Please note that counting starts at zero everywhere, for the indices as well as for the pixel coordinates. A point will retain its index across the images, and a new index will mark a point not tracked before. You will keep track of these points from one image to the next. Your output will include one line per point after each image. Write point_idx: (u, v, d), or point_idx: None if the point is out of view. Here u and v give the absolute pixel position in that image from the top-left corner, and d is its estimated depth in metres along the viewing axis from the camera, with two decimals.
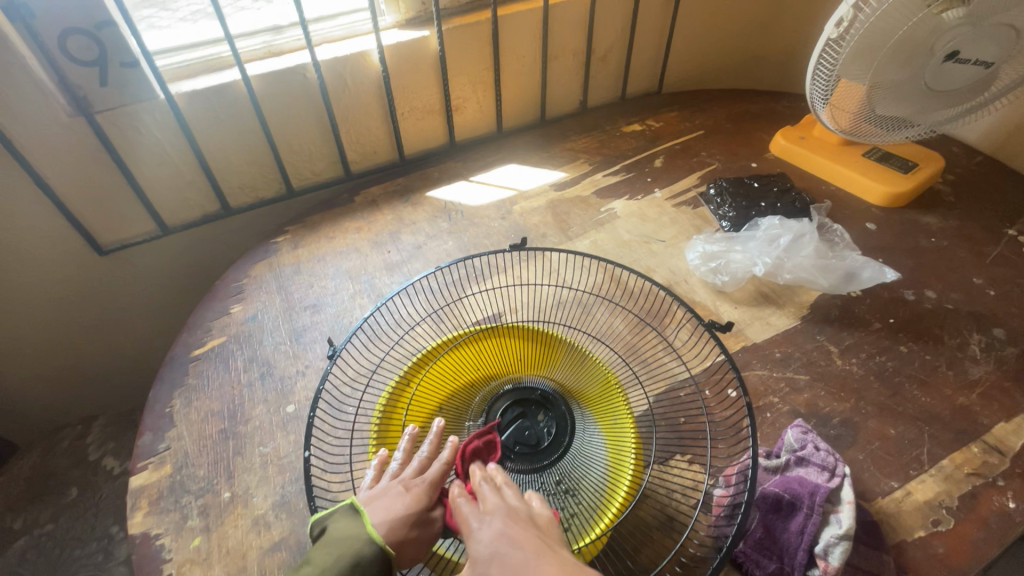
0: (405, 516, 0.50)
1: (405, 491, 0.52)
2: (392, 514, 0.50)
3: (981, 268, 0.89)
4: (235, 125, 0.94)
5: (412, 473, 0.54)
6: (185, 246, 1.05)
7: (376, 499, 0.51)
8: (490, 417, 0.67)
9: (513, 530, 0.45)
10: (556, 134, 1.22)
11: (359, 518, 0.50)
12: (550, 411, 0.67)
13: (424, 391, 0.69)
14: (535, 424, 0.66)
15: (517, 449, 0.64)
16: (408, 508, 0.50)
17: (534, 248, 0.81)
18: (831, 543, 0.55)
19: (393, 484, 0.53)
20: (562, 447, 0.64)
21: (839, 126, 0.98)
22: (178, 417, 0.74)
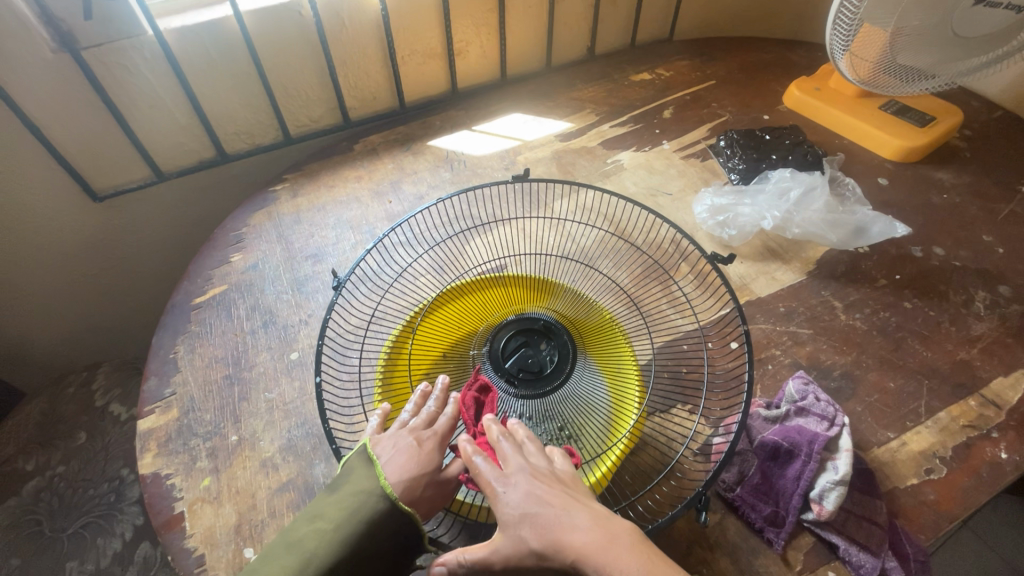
0: (421, 473, 0.51)
1: (419, 445, 0.53)
2: (408, 471, 0.50)
3: (992, 225, 0.88)
4: (228, 66, 0.90)
5: (422, 427, 0.55)
6: (182, 194, 1.03)
7: (389, 452, 0.52)
8: (494, 345, 0.68)
9: (541, 489, 0.46)
10: (562, 82, 1.18)
11: (372, 473, 0.50)
12: (553, 340, 0.68)
13: (430, 327, 0.70)
14: (537, 351, 0.67)
15: (521, 376, 0.65)
16: (422, 464, 0.51)
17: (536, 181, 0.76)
18: (826, 489, 0.57)
19: (405, 436, 0.53)
20: (565, 373, 0.66)
21: (858, 76, 0.94)
22: (183, 363, 0.75)
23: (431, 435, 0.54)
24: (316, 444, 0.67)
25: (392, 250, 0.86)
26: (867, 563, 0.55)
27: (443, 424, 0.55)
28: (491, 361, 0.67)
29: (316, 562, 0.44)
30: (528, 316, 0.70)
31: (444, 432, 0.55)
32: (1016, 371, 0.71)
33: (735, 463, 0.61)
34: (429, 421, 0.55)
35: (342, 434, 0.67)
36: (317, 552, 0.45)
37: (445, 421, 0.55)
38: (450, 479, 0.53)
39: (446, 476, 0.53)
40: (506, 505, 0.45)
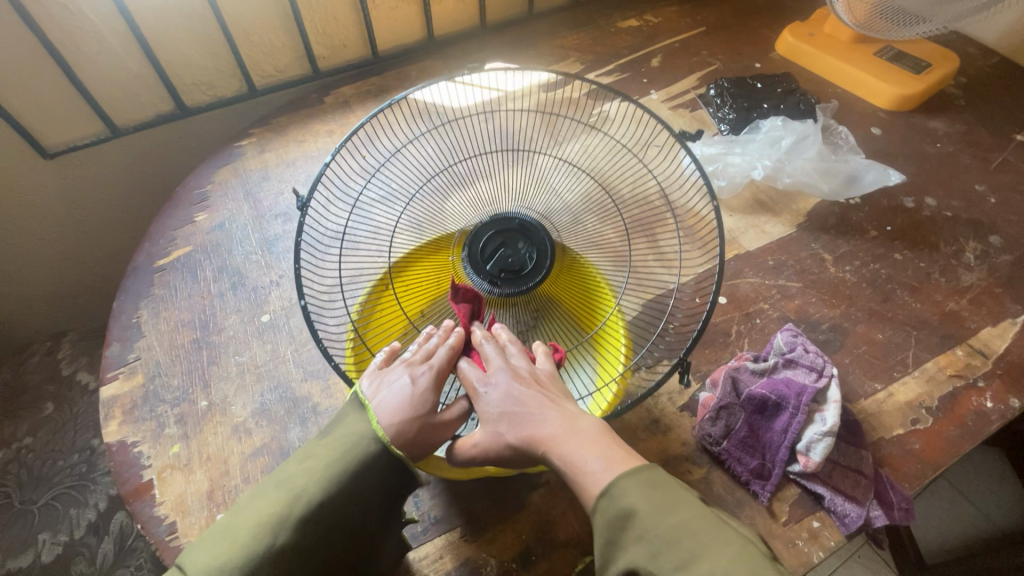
0: (414, 413, 0.48)
1: (414, 382, 0.50)
2: (400, 410, 0.48)
3: (984, 175, 0.85)
4: (183, 9, 0.83)
5: (420, 363, 0.52)
6: (141, 151, 0.96)
7: (383, 390, 0.50)
8: (472, 249, 0.66)
9: (520, 391, 0.49)
10: (545, 29, 1.11)
11: (364, 416, 0.49)
12: (530, 239, 0.66)
13: (406, 277, 0.69)
14: (516, 250, 0.65)
15: (502, 276, 0.64)
16: (416, 401, 0.49)
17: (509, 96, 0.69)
18: (814, 440, 0.56)
19: (401, 374, 0.51)
20: (545, 269, 0.65)
21: (855, 19, 0.91)
22: (147, 327, 0.71)
23: (427, 370, 0.51)
24: (291, 408, 0.64)
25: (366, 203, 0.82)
26: (852, 512, 0.54)
27: (440, 358, 0.52)
28: (471, 264, 0.65)
29: (305, 498, 0.44)
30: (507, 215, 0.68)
31: (441, 368, 0.52)
32: (1004, 321, 0.70)
33: (721, 417, 0.59)
34: (426, 356, 0.53)
35: (318, 398, 0.65)
36: (306, 488, 0.44)
37: (443, 355, 0.53)
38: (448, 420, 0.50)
39: (442, 417, 0.50)
40: (487, 403, 0.49)
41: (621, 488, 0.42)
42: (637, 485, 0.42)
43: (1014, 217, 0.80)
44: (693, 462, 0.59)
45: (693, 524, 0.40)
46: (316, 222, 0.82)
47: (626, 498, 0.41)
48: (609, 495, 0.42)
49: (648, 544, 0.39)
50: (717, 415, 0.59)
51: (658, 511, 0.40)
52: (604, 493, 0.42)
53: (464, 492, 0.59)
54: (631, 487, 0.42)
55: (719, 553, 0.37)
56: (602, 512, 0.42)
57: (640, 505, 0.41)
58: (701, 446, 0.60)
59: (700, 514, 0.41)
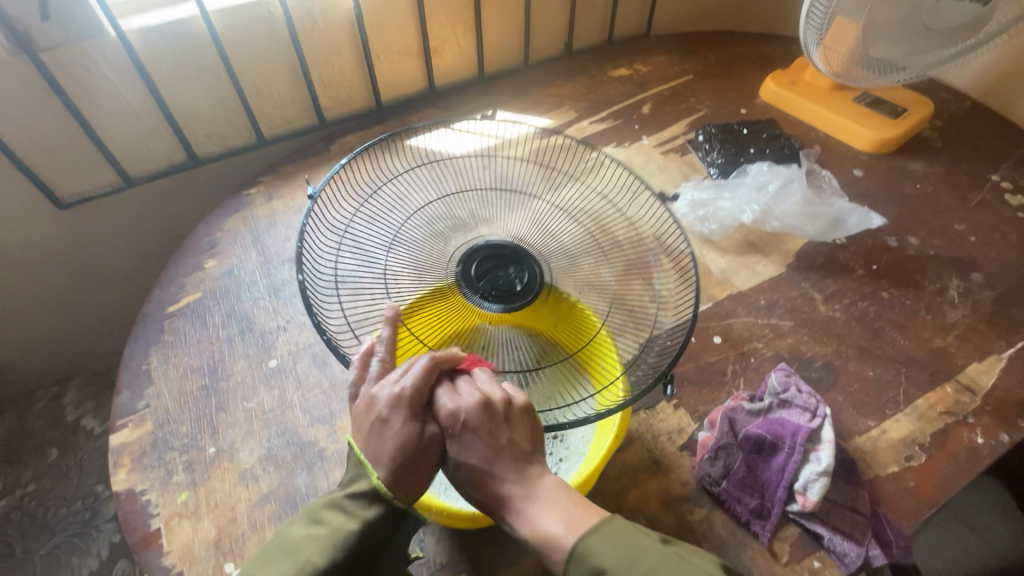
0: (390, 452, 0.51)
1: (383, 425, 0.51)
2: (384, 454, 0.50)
3: (963, 214, 0.89)
4: (198, 68, 0.88)
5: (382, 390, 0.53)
6: (153, 200, 1.00)
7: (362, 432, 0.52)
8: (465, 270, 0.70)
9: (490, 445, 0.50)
10: (540, 79, 1.17)
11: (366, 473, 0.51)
12: (521, 265, 0.71)
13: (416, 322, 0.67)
14: (507, 274, 0.70)
15: (494, 295, 0.68)
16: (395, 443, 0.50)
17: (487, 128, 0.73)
18: (810, 480, 0.57)
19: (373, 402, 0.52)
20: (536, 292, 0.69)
21: (831, 69, 0.94)
22: (157, 374, 0.72)
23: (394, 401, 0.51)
24: (298, 454, 0.65)
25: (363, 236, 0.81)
26: (851, 551, 0.55)
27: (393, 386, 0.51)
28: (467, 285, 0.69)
29: (311, 566, 0.46)
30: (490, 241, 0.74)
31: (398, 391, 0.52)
32: (989, 357, 0.72)
33: (720, 457, 0.61)
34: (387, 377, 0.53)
35: (325, 442, 0.66)
36: (313, 556, 0.46)
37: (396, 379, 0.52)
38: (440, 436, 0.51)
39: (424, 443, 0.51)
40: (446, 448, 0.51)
41: (586, 549, 0.45)
42: (602, 539, 0.45)
43: (993, 255, 0.84)
44: (693, 504, 0.60)
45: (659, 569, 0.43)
46: (314, 258, 0.81)
47: (593, 557, 0.45)
48: (576, 557, 0.45)
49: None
50: (716, 456, 0.61)
51: (624, 564, 0.44)
52: (570, 556, 0.45)
53: (468, 538, 0.59)
54: (596, 544, 0.45)
55: None
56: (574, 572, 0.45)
57: (607, 561, 0.44)
58: (700, 487, 0.61)
59: (662, 556, 0.45)
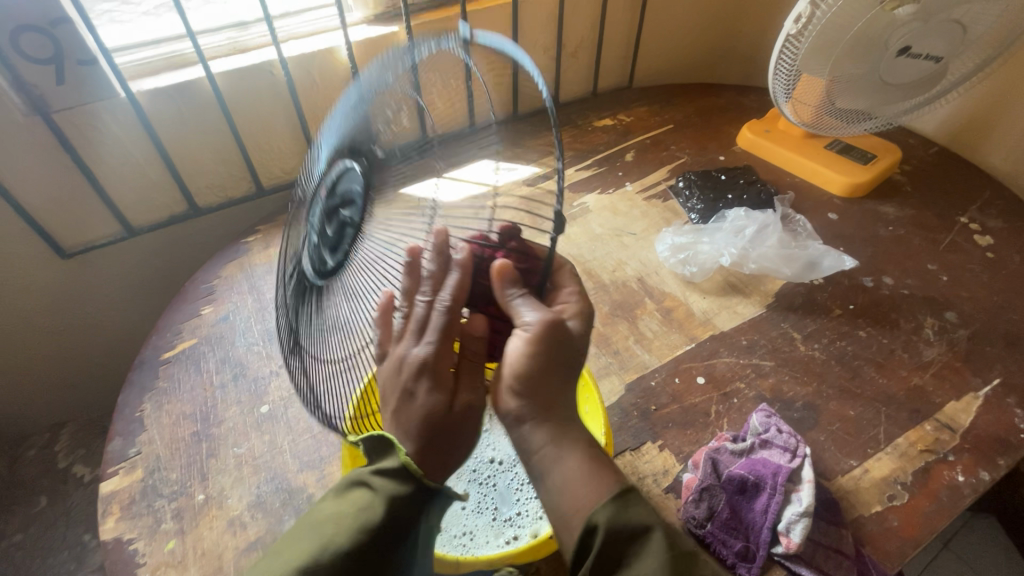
0: (419, 402, 0.49)
1: (413, 384, 0.50)
2: (408, 422, 0.50)
3: (935, 255, 0.93)
4: (202, 125, 0.93)
5: (413, 336, 0.52)
6: (153, 247, 1.03)
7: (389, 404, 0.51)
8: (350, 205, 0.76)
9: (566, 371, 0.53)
10: (529, 129, 1.23)
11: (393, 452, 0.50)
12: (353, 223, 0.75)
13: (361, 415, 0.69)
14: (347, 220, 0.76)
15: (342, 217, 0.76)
16: (422, 408, 0.49)
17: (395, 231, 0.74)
18: (792, 521, 0.58)
19: (403, 356, 0.51)
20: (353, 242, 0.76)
21: (801, 119, 1.00)
22: (149, 421, 0.73)
23: (420, 360, 0.50)
24: (287, 500, 0.66)
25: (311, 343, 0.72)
26: None
27: (436, 330, 0.50)
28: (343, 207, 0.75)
29: (333, 545, 0.45)
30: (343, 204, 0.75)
31: (441, 338, 0.50)
32: (967, 395, 0.74)
33: (704, 498, 0.61)
34: (421, 329, 0.51)
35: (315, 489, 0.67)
36: (335, 534, 0.46)
37: (434, 322, 0.50)
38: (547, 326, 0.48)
39: (457, 404, 0.50)
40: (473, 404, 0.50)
41: (637, 500, 0.45)
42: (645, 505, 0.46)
43: (966, 294, 0.87)
44: None
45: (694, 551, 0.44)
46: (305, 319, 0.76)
47: (639, 514, 0.45)
48: (623, 506, 0.45)
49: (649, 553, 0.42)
50: (700, 498, 0.61)
51: (666, 529, 0.44)
52: (614, 503, 0.45)
53: None
54: (641, 504, 0.45)
55: None
56: (619, 522, 0.44)
57: (654, 523, 0.44)
58: (685, 529, 0.61)
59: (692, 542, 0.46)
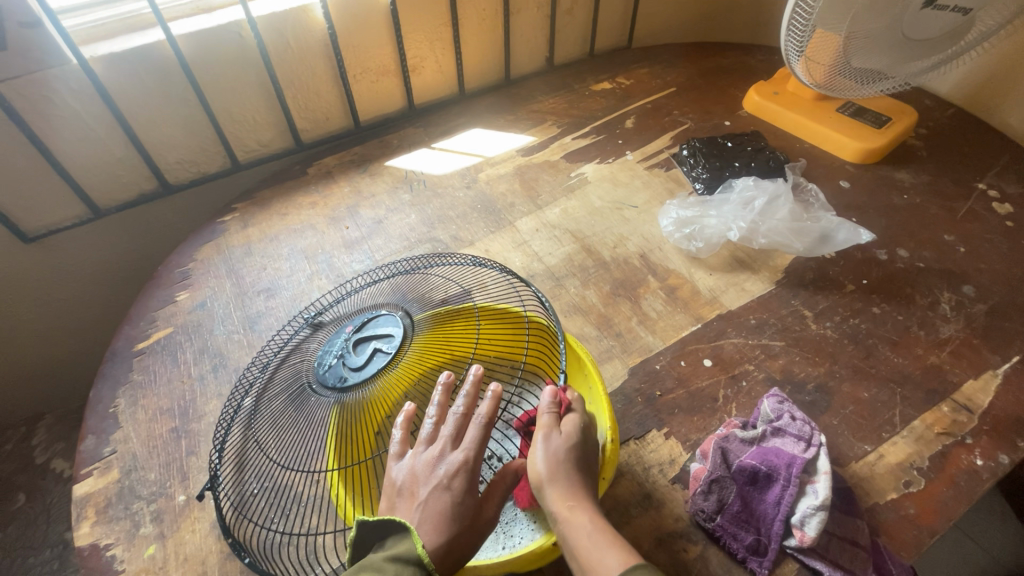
0: (453, 500, 0.47)
1: (447, 484, 0.48)
2: (431, 520, 0.46)
3: (951, 225, 0.88)
4: (166, 94, 0.85)
5: (446, 443, 0.50)
6: (121, 231, 0.96)
7: (410, 495, 0.48)
8: (368, 335, 0.57)
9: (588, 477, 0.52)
10: (521, 95, 1.16)
11: (408, 540, 0.45)
12: (383, 341, 0.56)
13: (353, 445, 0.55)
14: (368, 343, 0.56)
15: (375, 343, 0.56)
16: (452, 507, 0.47)
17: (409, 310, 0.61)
18: (807, 514, 0.55)
19: (433, 465, 0.49)
20: (370, 339, 0.56)
21: (814, 80, 0.93)
22: (124, 417, 0.69)
23: (454, 468, 0.48)
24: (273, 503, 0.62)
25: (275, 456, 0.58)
26: None
27: (473, 439, 0.49)
28: (371, 335, 0.56)
29: None
30: (385, 329, 0.57)
31: (479, 448, 0.50)
32: (985, 374, 0.70)
33: (713, 490, 0.58)
34: (457, 438, 0.50)
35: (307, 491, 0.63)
36: None
37: (473, 435, 0.50)
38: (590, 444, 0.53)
39: (483, 517, 0.49)
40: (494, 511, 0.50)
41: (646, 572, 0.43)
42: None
43: (984, 266, 0.82)
44: (685, 539, 0.58)
45: None
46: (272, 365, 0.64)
47: None
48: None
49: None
50: (708, 490, 0.58)
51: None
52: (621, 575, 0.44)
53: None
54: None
55: None
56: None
57: None
58: (693, 522, 0.59)
59: None
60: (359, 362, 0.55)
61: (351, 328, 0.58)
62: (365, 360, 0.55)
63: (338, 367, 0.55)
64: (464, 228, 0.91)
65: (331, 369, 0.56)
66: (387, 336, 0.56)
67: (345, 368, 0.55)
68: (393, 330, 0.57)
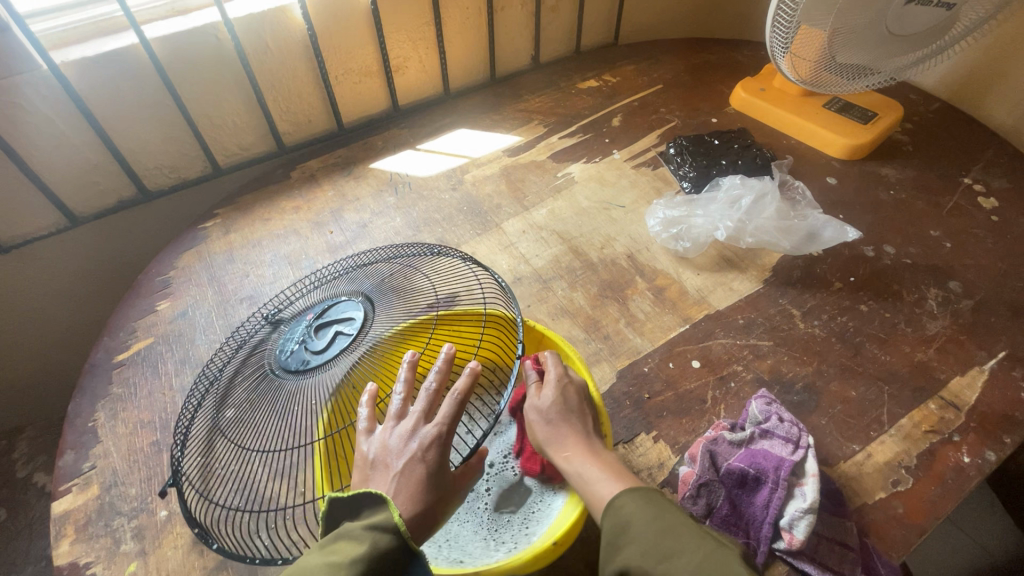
0: (428, 471, 0.48)
1: (422, 456, 0.48)
2: (406, 488, 0.47)
3: (938, 220, 0.88)
4: (141, 99, 0.83)
5: (419, 418, 0.50)
6: (100, 240, 0.95)
7: (385, 466, 0.48)
8: (328, 318, 0.57)
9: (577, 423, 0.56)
10: (507, 94, 1.15)
11: (384, 511, 0.44)
12: (346, 323, 0.56)
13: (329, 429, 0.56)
14: (330, 326, 0.56)
15: (336, 325, 0.56)
16: (427, 478, 0.47)
17: (371, 295, 0.60)
18: (795, 517, 0.54)
19: (406, 438, 0.49)
20: (331, 322, 0.56)
21: (799, 76, 0.93)
22: (104, 432, 0.68)
23: (428, 441, 0.49)
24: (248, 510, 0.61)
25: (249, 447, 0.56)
26: None
27: (446, 413, 0.50)
28: (331, 317, 0.57)
29: None
30: (345, 312, 0.57)
31: (452, 421, 0.50)
32: (973, 370, 0.70)
33: (702, 494, 0.58)
34: (428, 413, 0.51)
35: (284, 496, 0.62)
36: None
37: (447, 409, 0.50)
38: (568, 397, 0.57)
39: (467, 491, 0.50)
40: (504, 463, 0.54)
41: (622, 498, 0.49)
42: (633, 499, 0.49)
43: (969, 261, 0.82)
44: None
45: (662, 530, 0.45)
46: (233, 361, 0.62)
47: (625, 509, 0.48)
48: (612, 507, 0.49)
49: (675, 564, 0.42)
50: (697, 494, 0.58)
51: (645, 516, 0.47)
52: (609, 505, 0.50)
53: None
54: (630, 500, 0.49)
55: (688, 544, 0.43)
56: (609, 523, 0.48)
57: (635, 516, 0.47)
58: None
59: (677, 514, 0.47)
60: (321, 346, 0.54)
61: (312, 315, 0.57)
62: (326, 343, 0.54)
63: (300, 352, 0.55)
64: (449, 231, 0.90)
65: (294, 355, 0.55)
66: (348, 319, 0.56)
67: (307, 352, 0.54)
68: (355, 313, 0.57)
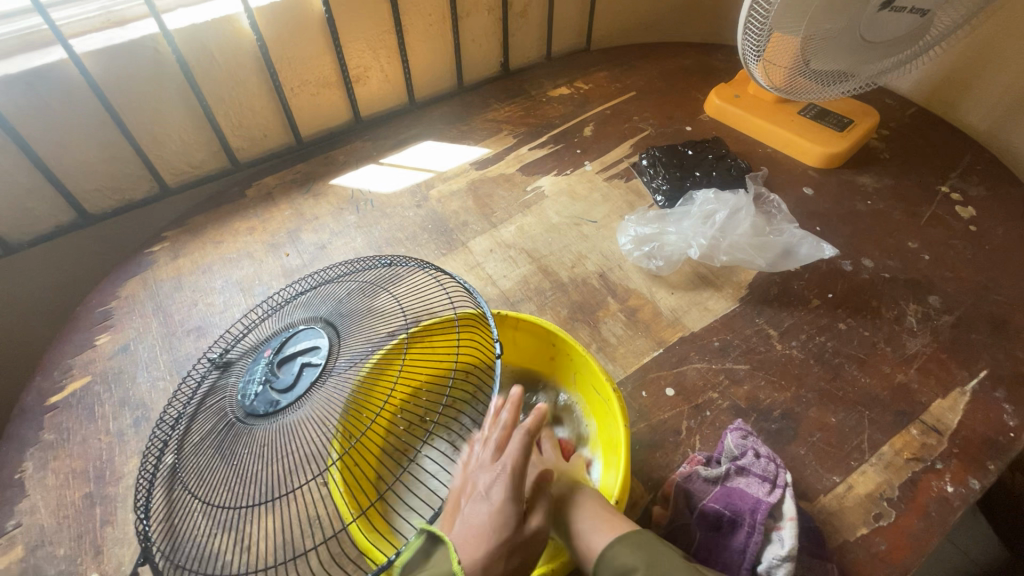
0: (493, 510, 0.44)
1: (487, 493, 0.46)
2: (472, 531, 0.44)
3: (916, 231, 0.86)
4: (75, 119, 0.77)
5: (490, 454, 0.48)
6: (38, 268, 0.89)
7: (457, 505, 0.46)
8: (293, 351, 0.51)
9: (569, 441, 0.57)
10: (476, 103, 1.10)
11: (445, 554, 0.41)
12: (312, 353, 0.50)
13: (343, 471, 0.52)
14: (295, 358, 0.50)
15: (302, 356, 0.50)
16: (494, 518, 0.44)
17: (331, 319, 0.55)
18: (773, 565, 0.50)
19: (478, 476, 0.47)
20: (297, 354, 0.50)
21: (772, 84, 0.90)
22: (32, 484, 0.62)
23: (496, 479, 0.46)
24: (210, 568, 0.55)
25: (218, 507, 0.48)
26: None
27: (514, 449, 0.47)
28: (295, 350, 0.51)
29: None
30: (311, 342, 0.51)
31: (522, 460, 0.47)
32: (954, 392, 0.68)
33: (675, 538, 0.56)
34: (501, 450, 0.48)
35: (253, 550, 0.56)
36: None
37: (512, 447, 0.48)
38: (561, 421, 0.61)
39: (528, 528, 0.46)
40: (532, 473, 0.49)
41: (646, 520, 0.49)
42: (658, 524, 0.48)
43: (949, 274, 0.80)
44: None
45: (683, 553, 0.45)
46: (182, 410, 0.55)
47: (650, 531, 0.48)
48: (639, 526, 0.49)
49: None
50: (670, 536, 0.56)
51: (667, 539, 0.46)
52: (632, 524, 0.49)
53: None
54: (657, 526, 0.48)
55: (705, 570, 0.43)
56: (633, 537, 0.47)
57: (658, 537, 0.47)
58: None
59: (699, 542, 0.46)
60: (288, 382, 0.48)
61: (270, 351, 0.51)
62: (293, 378, 0.49)
63: (266, 393, 0.48)
64: (413, 250, 0.86)
65: (259, 398, 0.48)
66: (312, 349, 0.50)
67: (273, 391, 0.48)
68: (319, 342, 0.51)
